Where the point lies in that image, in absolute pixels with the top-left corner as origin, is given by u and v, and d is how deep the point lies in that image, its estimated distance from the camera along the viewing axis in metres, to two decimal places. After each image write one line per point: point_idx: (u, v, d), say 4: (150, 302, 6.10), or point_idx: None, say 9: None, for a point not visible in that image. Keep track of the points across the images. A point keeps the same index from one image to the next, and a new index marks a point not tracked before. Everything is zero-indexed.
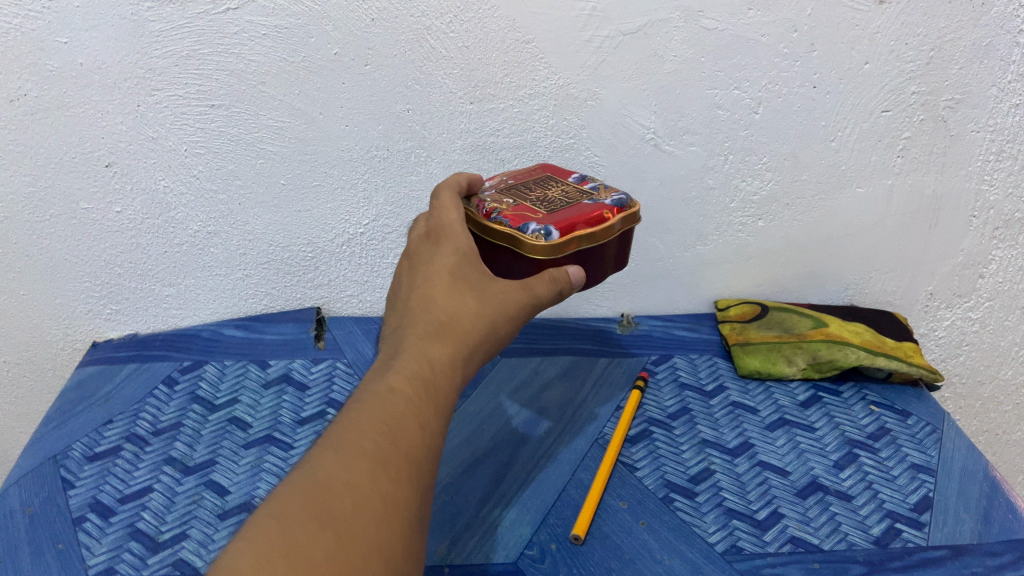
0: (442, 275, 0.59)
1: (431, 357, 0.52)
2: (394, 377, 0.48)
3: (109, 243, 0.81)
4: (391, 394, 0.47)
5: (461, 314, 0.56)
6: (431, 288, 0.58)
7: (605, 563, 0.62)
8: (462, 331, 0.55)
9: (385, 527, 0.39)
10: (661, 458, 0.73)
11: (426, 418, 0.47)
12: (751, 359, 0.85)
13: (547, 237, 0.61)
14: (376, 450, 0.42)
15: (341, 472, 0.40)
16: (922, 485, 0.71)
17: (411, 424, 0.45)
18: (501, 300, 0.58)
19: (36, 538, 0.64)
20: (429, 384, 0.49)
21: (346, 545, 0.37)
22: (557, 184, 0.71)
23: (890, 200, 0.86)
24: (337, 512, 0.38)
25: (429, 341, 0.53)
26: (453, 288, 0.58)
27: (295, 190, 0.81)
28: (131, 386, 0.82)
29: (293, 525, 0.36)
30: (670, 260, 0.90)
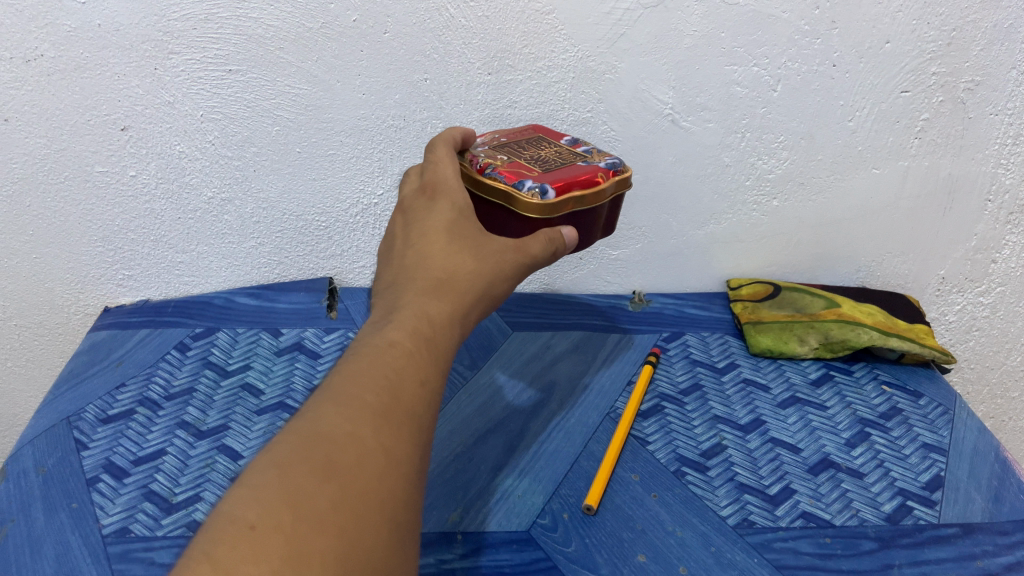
0: (437, 229, 0.57)
1: (429, 312, 0.50)
2: (393, 332, 0.47)
3: (123, 208, 0.81)
4: (390, 348, 0.46)
5: (459, 270, 0.55)
6: (428, 244, 0.56)
7: (617, 533, 0.63)
8: (459, 286, 0.54)
9: (390, 480, 0.38)
10: (673, 432, 0.74)
11: (426, 373, 0.46)
12: (763, 338, 0.85)
13: (542, 195, 0.60)
14: (378, 403, 0.41)
15: (345, 424, 0.39)
16: (934, 464, 0.71)
17: (411, 382, 0.44)
18: (497, 258, 0.57)
19: (50, 498, 0.64)
20: (429, 341, 0.48)
21: (351, 491, 0.36)
22: (548, 145, 0.70)
23: (905, 182, 0.86)
24: (340, 460, 0.37)
25: (426, 297, 0.52)
26: (450, 243, 0.56)
27: (310, 159, 0.81)
28: (145, 351, 0.82)
29: (294, 471, 0.36)
30: (683, 238, 0.90)
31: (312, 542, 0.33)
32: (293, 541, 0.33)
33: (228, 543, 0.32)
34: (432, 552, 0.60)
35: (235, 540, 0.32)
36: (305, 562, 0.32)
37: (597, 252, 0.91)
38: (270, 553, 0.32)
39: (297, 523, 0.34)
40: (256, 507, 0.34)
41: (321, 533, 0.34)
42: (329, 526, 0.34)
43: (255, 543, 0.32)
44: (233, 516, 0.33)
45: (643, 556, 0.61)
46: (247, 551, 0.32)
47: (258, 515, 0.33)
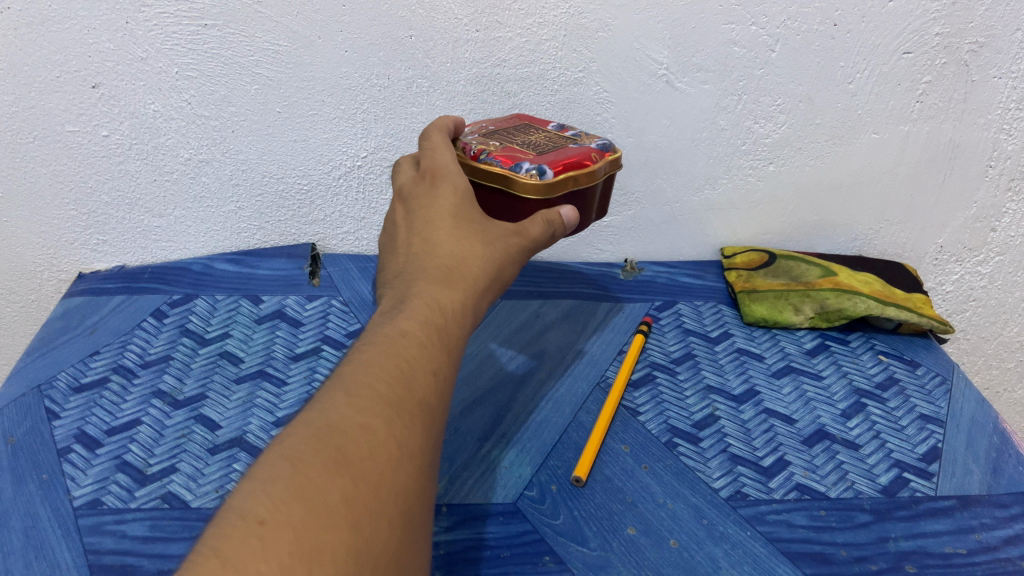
0: (442, 216, 0.55)
1: (443, 301, 0.48)
2: (404, 322, 0.45)
3: (95, 168, 0.77)
4: (402, 337, 0.44)
5: (468, 256, 0.53)
6: (434, 230, 0.54)
7: (607, 506, 0.61)
8: (470, 273, 0.52)
9: (402, 474, 0.36)
10: (664, 402, 0.72)
11: (437, 363, 0.44)
12: (757, 307, 0.83)
13: (541, 175, 0.58)
14: (390, 394, 0.39)
15: (356, 415, 0.37)
16: (931, 435, 0.69)
17: (422, 371, 0.42)
18: (503, 243, 0.55)
19: (18, 467, 0.62)
20: (441, 331, 0.46)
21: (362, 486, 0.34)
22: (537, 132, 0.67)
23: (904, 147, 0.83)
24: (353, 453, 0.35)
25: (439, 286, 0.50)
26: (458, 230, 0.54)
27: (290, 119, 0.78)
28: (119, 318, 0.79)
29: (304, 462, 0.34)
30: (677, 204, 0.88)
31: (322, 537, 0.31)
32: (304, 536, 0.31)
33: (236, 537, 0.30)
34: None
35: (245, 539, 0.29)
36: (316, 560, 0.30)
37: None
38: (278, 549, 0.30)
39: (309, 518, 0.31)
40: (265, 502, 0.31)
41: (330, 527, 0.32)
42: (340, 522, 0.32)
43: (265, 540, 0.30)
44: (243, 510, 0.31)
45: (633, 529, 0.59)
46: (260, 549, 0.29)
47: (266, 508, 0.31)
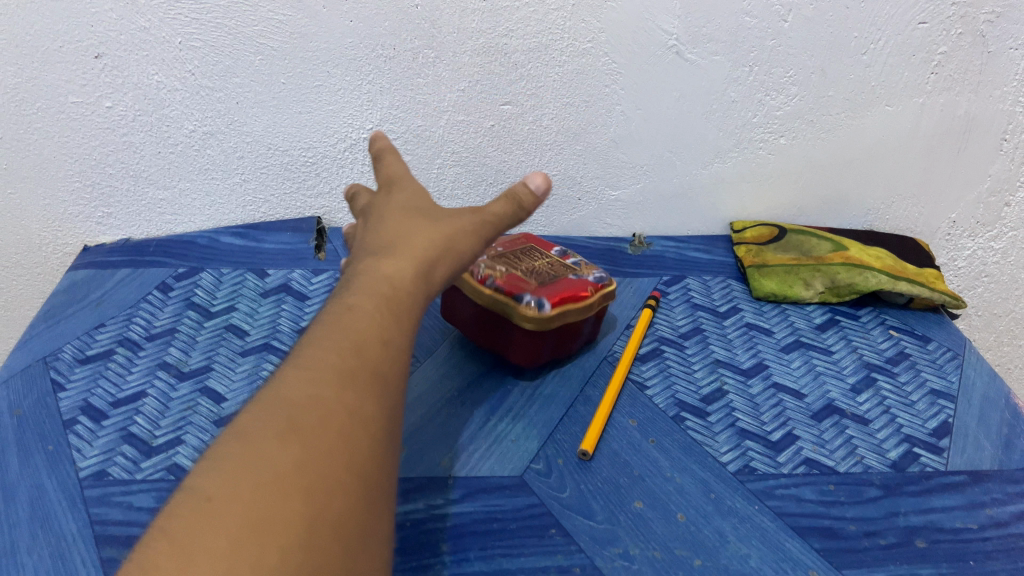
0: (394, 210, 0.54)
1: (386, 270, 0.48)
2: (354, 296, 0.45)
3: (99, 140, 0.77)
4: (352, 309, 0.43)
5: (418, 232, 0.52)
6: (387, 222, 0.54)
7: (614, 479, 0.61)
8: (417, 246, 0.51)
9: (357, 443, 0.37)
10: (672, 376, 0.71)
11: (392, 328, 0.43)
12: (767, 282, 0.82)
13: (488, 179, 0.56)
14: (342, 365, 0.39)
15: (305, 392, 0.37)
16: (942, 411, 0.69)
17: (375, 337, 0.42)
18: (457, 220, 0.54)
19: (25, 439, 0.62)
20: (393, 298, 0.45)
21: (315, 456, 0.35)
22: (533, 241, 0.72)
23: (919, 120, 0.82)
24: (303, 425, 0.36)
25: (387, 260, 0.49)
26: (409, 216, 0.54)
27: (294, 90, 0.77)
28: (125, 291, 0.79)
29: (255, 441, 0.35)
30: (686, 178, 0.87)
31: (273, 509, 0.32)
32: (253, 510, 0.32)
33: (186, 520, 0.31)
34: (422, 498, 0.59)
35: (193, 519, 0.31)
36: (266, 529, 0.31)
37: (596, 192, 0.88)
38: (227, 523, 0.31)
39: (258, 492, 0.32)
40: (216, 483, 0.33)
41: (284, 499, 0.33)
42: (290, 492, 0.33)
43: (214, 518, 0.31)
44: (196, 494, 0.32)
45: (640, 502, 0.59)
46: (210, 526, 0.31)
47: (215, 489, 0.32)
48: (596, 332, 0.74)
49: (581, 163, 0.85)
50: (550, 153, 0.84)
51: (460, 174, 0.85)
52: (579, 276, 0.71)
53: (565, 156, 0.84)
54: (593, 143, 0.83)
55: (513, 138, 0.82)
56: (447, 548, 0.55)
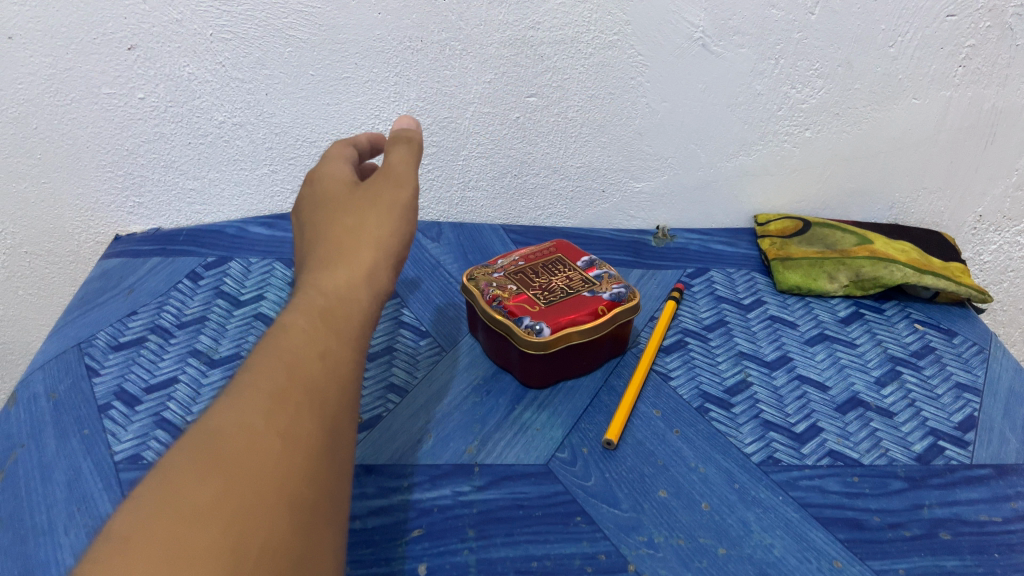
0: (324, 205, 0.58)
1: (323, 289, 0.48)
2: (287, 317, 0.44)
3: (131, 131, 0.78)
4: (284, 330, 0.42)
5: (354, 228, 0.54)
6: (317, 221, 0.57)
7: (638, 468, 0.61)
8: (354, 253, 0.52)
9: (294, 461, 0.34)
10: (695, 367, 0.72)
11: (326, 346, 0.42)
12: (791, 274, 0.82)
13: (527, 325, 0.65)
14: (274, 383, 0.38)
15: (232, 413, 0.35)
16: (968, 404, 0.69)
17: (309, 356, 0.41)
18: (381, 196, 0.57)
19: (61, 423, 0.63)
20: (328, 314, 0.45)
21: (244, 477, 0.32)
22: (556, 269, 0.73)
23: (945, 114, 0.82)
24: (230, 446, 0.33)
25: (321, 275, 0.49)
26: (338, 211, 0.56)
27: (323, 81, 0.78)
28: (156, 279, 0.80)
29: (175, 468, 0.31)
30: (711, 170, 0.87)
31: (194, 537, 0.28)
32: (174, 540, 0.28)
33: (97, 559, 0.27)
34: (449, 484, 0.59)
35: (101, 557, 0.27)
36: (191, 559, 0.27)
37: (620, 184, 0.88)
38: (143, 557, 0.27)
39: (173, 525, 0.28)
40: (129, 518, 0.28)
41: (208, 525, 0.29)
42: (217, 517, 0.29)
43: (127, 553, 0.27)
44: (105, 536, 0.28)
45: (664, 491, 0.59)
46: (122, 562, 0.26)
47: (130, 523, 0.28)
48: (621, 348, 0.72)
49: (606, 155, 0.85)
50: (575, 144, 0.84)
51: (485, 166, 0.86)
52: (594, 292, 0.69)
53: (591, 148, 0.85)
54: (619, 135, 0.83)
55: (538, 130, 0.83)
56: (474, 534, 0.56)
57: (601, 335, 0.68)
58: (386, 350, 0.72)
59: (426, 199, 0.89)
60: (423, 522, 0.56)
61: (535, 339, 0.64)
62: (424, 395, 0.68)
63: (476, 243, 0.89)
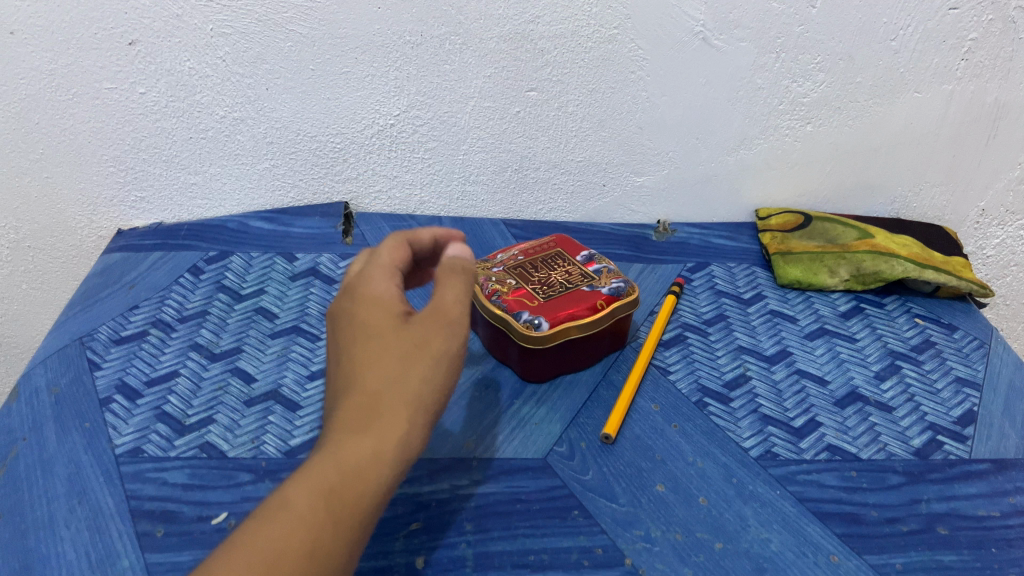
0: (349, 341, 0.43)
1: (341, 450, 0.37)
2: (300, 472, 0.36)
3: (132, 126, 0.78)
4: (287, 498, 0.35)
5: (381, 386, 0.40)
6: (341, 361, 0.42)
7: (636, 463, 0.61)
8: (371, 424, 0.39)
9: None
10: (695, 362, 0.72)
11: (326, 531, 0.35)
12: (792, 269, 0.82)
13: (536, 327, 0.64)
14: None
15: None
16: (967, 399, 0.68)
17: (300, 546, 0.34)
18: (423, 348, 0.42)
19: (62, 416, 0.64)
20: (344, 478, 0.36)
21: None
22: (555, 264, 0.73)
23: (948, 107, 0.81)
24: None
25: (341, 433, 0.38)
26: (362, 358, 0.42)
27: (324, 76, 0.78)
28: (158, 273, 0.81)
29: None
30: (712, 165, 0.86)
31: None
32: None
33: None
34: (447, 478, 0.60)
35: None
36: None
37: (621, 179, 0.88)
38: None
39: None
40: None
41: None
42: None
43: None
44: None
45: (662, 486, 0.60)
46: None
47: None
48: (620, 342, 0.72)
49: (607, 149, 0.85)
50: (576, 139, 0.84)
51: (486, 160, 0.86)
52: (593, 287, 0.69)
53: (591, 142, 0.84)
54: (619, 129, 0.83)
55: (539, 124, 0.83)
56: (471, 527, 0.56)
57: (600, 330, 0.68)
58: None
59: (427, 194, 0.89)
60: (421, 516, 0.57)
61: (533, 334, 0.64)
62: None
63: (476, 238, 0.89)
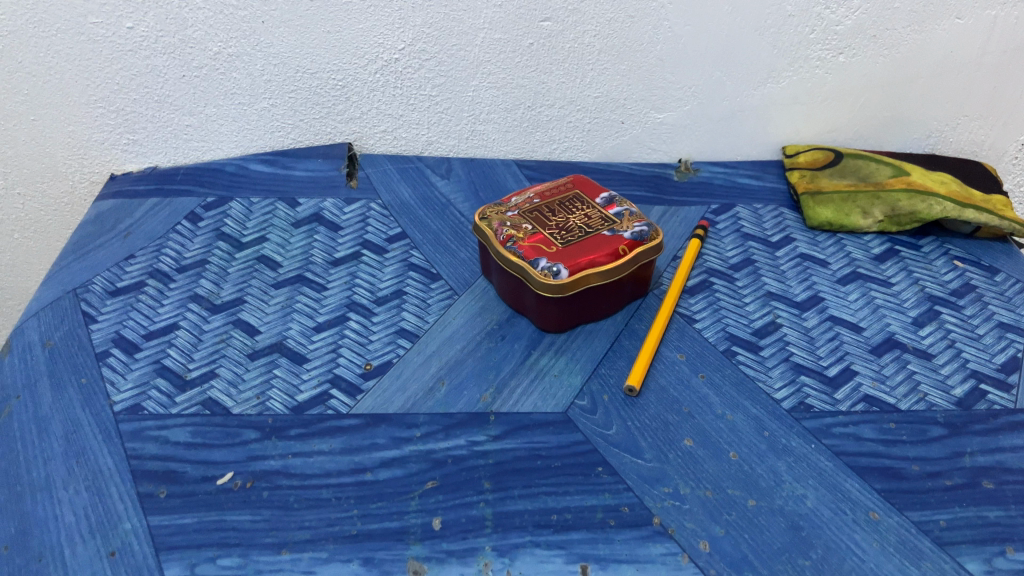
0: None
1: None
2: None
3: (122, 63, 0.73)
4: None
5: None
6: None
7: (662, 416, 0.58)
8: None
9: None
10: (722, 309, 0.68)
11: None
12: (822, 210, 0.77)
13: (556, 275, 0.61)
14: None
15: None
16: (1011, 345, 0.65)
17: None
18: None
19: (57, 371, 0.61)
20: None
21: None
22: (574, 208, 0.69)
23: (990, 34, 0.76)
24: None
25: None
26: None
27: (323, 7, 0.72)
28: (155, 220, 0.77)
29: None
30: (738, 100, 0.81)
31: None
32: None
33: None
34: (463, 434, 0.57)
35: None
36: None
37: (641, 115, 0.83)
38: None
39: None
40: None
41: None
42: None
43: None
44: None
45: (689, 440, 0.56)
46: None
47: None
48: (641, 290, 0.68)
49: (626, 84, 0.80)
50: (593, 73, 0.79)
51: (497, 97, 0.81)
52: (614, 232, 0.65)
53: (609, 76, 0.79)
54: (640, 62, 0.78)
55: (553, 57, 0.77)
56: (490, 486, 0.53)
57: (622, 277, 0.64)
58: (395, 294, 0.69)
59: (435, 133, 0.84)
60: (437, 474, 0.54)
61: (552, 283, 0.60)
62: (436, 340, 0.65)
63: (488, 180, 0.84)
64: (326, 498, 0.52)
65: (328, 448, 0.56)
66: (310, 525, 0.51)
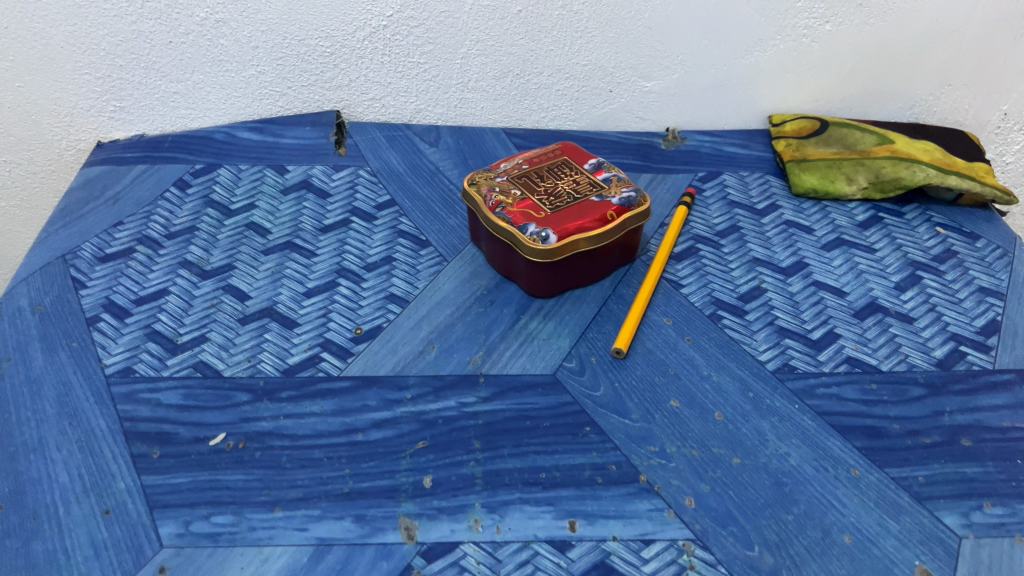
0: None
1: None
2: None
3: (108, 29, 0.73)
4: None
5: None
6: None
7: (649, 378, 0.59)
8: None
9: None
10: (708, 275, 0.69)
11: None
12: (808, 177, 0.78)
13: (545, 240, 0.61)
14: None
15: None
16: (991, 308, 0.66)
17: None
18: None
19: (48, 335, 0.61)
20: None
21: None
22: (563, 175, 0.69)
23: (976, 3, 0.76)
24: None
25: None
26: None
27: None
28: (143, 188, 0.77)
29: None
30: (725, 68, 0.82)
31: None
32: None
33: None
34: (454, 395, 0.57)
35: None
36: None
37: (629, 83, 0.83)
38: None
39: None
40: None
41: None
42: None
43: None
44: None
45: (676, 401, 0.57)
46: None
47: None
48: (629, 255, 0.69)
49: (614, 52, 0.80)
50: (581, 41, 0.79)
51: (486, 64, 0.81)
52: (602, 198, 0.66)
53: (597, 44, 0.79)
54: (628, 29, 0.78)
55: (542, 25, 0.77)
56: (480, 445, 0.54)
57: (610, 243, 0.65)
58: (384, 261, 0.69)
59: (423, 101, 0.84)
60: (427, 434, 0.55)
61: (541, 247, 0.61)
62: (426, 305, 0.65)
63: (477, 148, 0.84)
64: (318, 457, 0.53)
65: (320, 410, 0.56)
66: (302, 484, 0.51)
